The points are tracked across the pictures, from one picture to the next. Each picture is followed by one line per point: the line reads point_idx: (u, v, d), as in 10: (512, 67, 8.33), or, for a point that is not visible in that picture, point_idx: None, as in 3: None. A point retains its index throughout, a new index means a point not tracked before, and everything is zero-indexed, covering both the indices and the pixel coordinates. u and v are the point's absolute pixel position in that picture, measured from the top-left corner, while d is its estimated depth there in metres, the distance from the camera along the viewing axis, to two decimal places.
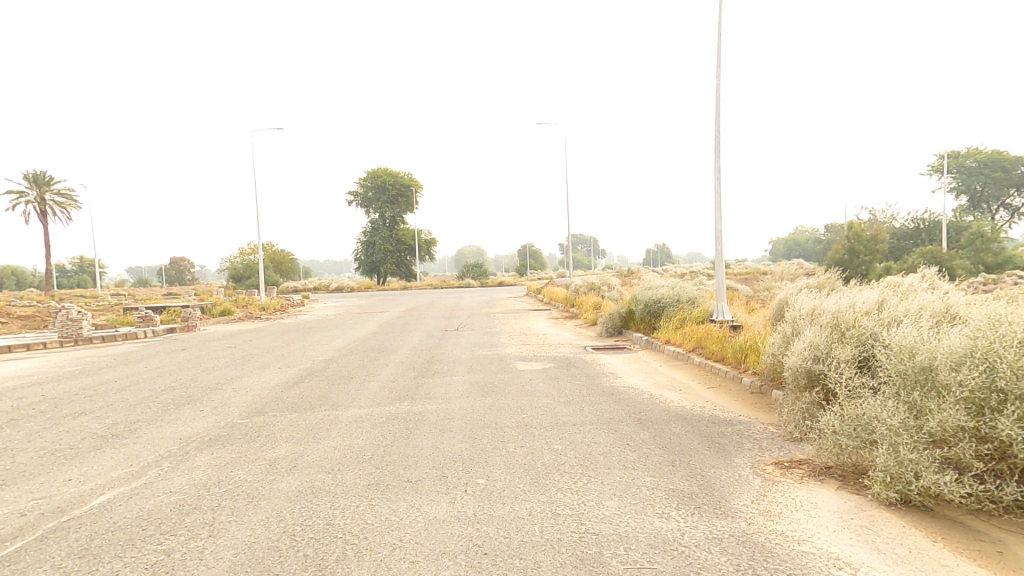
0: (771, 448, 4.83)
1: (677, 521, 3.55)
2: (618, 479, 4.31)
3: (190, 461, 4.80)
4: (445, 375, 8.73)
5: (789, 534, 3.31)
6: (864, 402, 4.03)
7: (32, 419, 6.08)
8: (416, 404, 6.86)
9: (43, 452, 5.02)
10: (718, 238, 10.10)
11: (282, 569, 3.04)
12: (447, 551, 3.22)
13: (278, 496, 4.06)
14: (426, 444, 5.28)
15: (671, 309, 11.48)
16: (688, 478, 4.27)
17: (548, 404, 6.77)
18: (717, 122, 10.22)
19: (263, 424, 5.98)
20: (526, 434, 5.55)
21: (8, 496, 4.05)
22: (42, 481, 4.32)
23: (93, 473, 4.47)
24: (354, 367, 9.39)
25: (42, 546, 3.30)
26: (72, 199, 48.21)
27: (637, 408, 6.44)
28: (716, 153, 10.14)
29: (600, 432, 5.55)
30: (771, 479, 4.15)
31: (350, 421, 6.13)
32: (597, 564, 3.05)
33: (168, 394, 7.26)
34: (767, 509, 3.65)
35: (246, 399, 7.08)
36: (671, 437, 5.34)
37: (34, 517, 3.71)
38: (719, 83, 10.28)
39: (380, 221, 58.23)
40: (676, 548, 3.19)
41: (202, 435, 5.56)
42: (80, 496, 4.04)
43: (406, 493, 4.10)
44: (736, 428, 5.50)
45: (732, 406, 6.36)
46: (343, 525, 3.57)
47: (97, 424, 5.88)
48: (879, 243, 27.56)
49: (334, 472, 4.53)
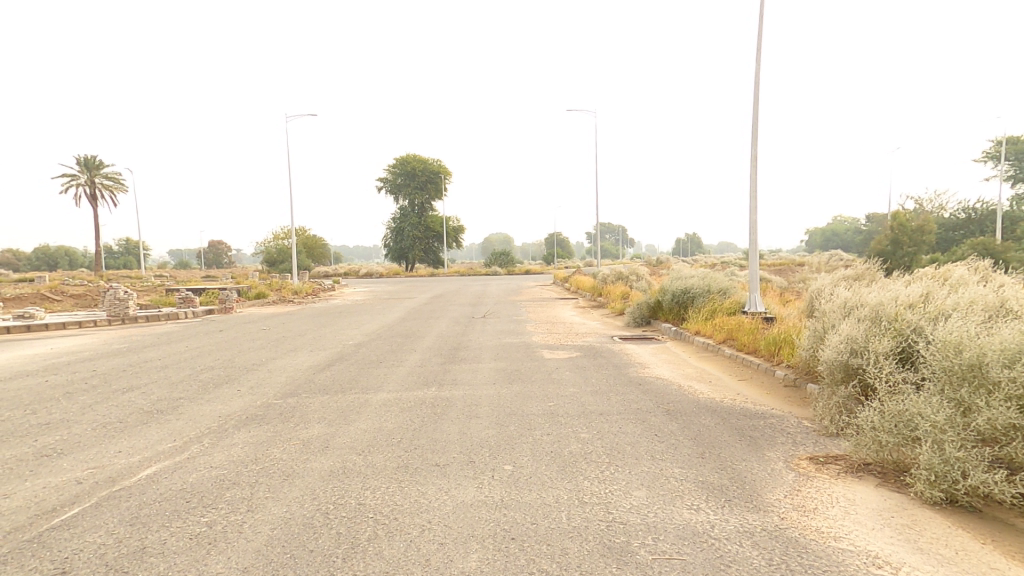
0: (806, 443, 4.73)
1: (707, 513, 3.51)
2: (646, 470, 4.27)
3: (229, 438, 4.98)
4: (471, 362, 8.78)
5: (825, 531, 3.24)
6: (906, 398, 3.91)
7: (85, 393, 6.39)
8: (444, 390, 6.96)
9: (95, 424, 5.27)
10: (753, 228, 9.82)
11: (317, 545, 3.13)
12: (475, 534, 3.28)
13: (313, 474, 4.19)
14: (454, 429, 5.34)
15: (700, 299, 11.33)
16: (718, 470, 4.22)
17: (575, 393, 6.76)
18: (754, 110, 9.89)
19: (296, 405, 6.16)
20: (552, 422, 5.58)
21: (65, 464, 4.28)
22: (96, 452, 4.54)
23: (141, 447, 4.67)
24: (382, 352, 9.53)
25: (97, 512, 3.49)
26: (120, 183, 49.80)
27: (665, 399, 6.37)
28: (753, 145, 9.82)
29: (627, 422, 5.52)
30: (806, 474, 4.07)
31: (380, 404, 6.27)
32: (625, 553, 3.05)
33: (208, 374, 7.53)
34: (802, 504, 3.59)
35: (281, 379, 7.33)
36: (700, 428, 5.28)
37: (90, 484, 3.91)
38: (759, 71, 9.93)
39: (411, 208, 58.85)
40: (705, 540, 3.17)
41: (239, 413, 5.77)
42: (130, 467, 4.24)
43: (434, 476, 4.18)
44: (769, 422, 5.39)
45: (764, 398, 6.25)
46: (374, 506, 3.66)
47: (144, 400, 6.16)
48: (926, 233, 26.43)
49: (365, 454, 4.64)
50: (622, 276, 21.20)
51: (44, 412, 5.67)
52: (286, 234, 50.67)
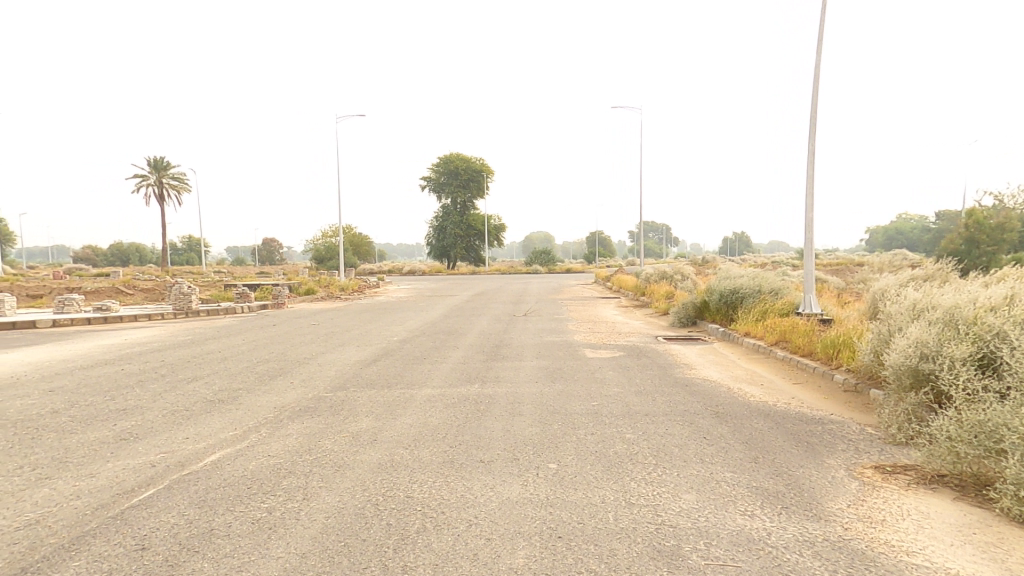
0: (870, 451, 4.49)
1: (763, 520, 3.38)
2: (695, 472, 4.16)
3: (284, 428, 5.16)
4: (513, 359, 8.80)
5: (896, 544, 3.06)
6: (989, 407, 3.65)
7: (154, 382, 6.77)
8: (486, 387, 6.99)
9: (165, 411, 5.57)
10: (809, 226, 9.42)
11: (369, 536, 3.19)
12: (522, 531, 3.27)
13: (363, 466, 4.28)
14: (497, 426, 5.36)
15: (750, 299, 10.96)
16: (773, 476, 4.06)
17: (618, 393, 6.67)
18: (813, 103, 9.47)
19: (345, 398, 6.33)
20: (595, 421, 5.51)
21: (140, 447, 4.54)
22: (167, 437, 4.79)
23: (205, 434, 4.90)
24: (426, 348, 9.68)
25: (169, 494, 3.67)
26: (184, 183, 52.46)
27: (714, 401, 6.20)
28: (811, 139, 9.41)
29: (674, 424, 5.39)
30: (872, 484, 3.87)
31: (424, 399, 6.35)
32: (676, 557, 2.97)
33: (263, 366, 7.84)
34: (868, 515, 3.41)
35: (331, 373, 7.55)
36: (752, 432, 5.10)
37: (162, 468, 4.13)
38: (819, 61, 9.51)
39: (454, 206, 59.58)
40: (762, 548, 3.05)
41: (293, 404, 5.98)
42: (197, 453, 4.45)
43: (479, 472, 4.20)
44: (827, 428, 5.15)
45: (821, 403, 5.99)
46: (422, 499, 3.70)
47: (207, 389, 6.47)
48: (1008, 231, 24.67)
49: (411, 448, 4.71)
50: (666, 276, 20.76)
51: (121, 398, 6.04)
52: (334, 232, 52.33)
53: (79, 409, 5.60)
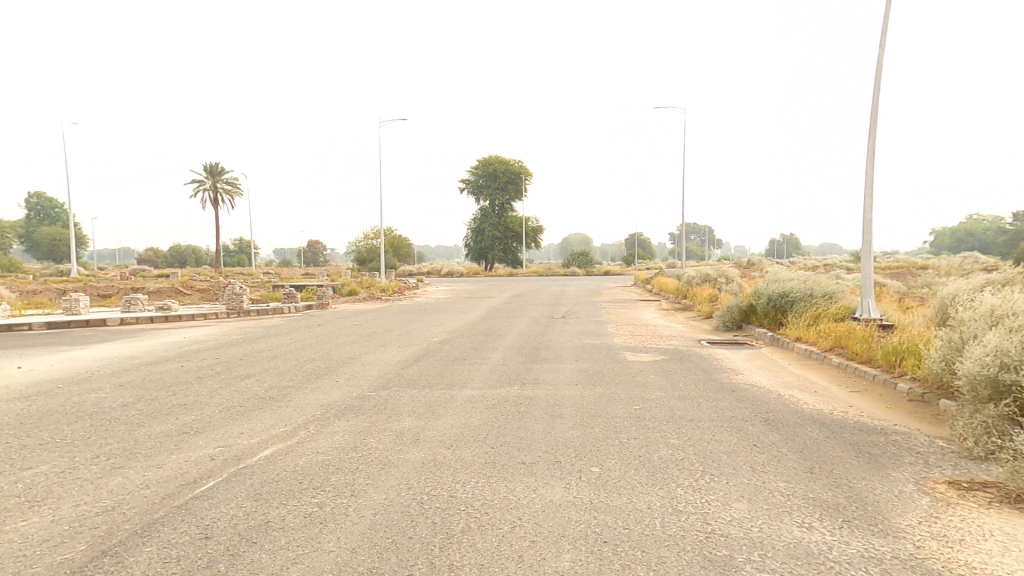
0: (941, 465, 4.19)
1: (822, 533, 3.19)
2: (745, 481, 3.98)
3: (331, 426, 5.24)
4: (553, 361, 8.72)
5: (979, 566, 2.83)
6: None
7: (210, 378, 7.03)
8: (527, 389, 6.94)
9: (221, 406, 5.76)
10: (868, 227, 8.97)
11: (414, 533, 3.18)
12: (565, 535, 3.19)
13: (407, 465, 4.30)
14: (538, 428, 5.29)
15: (801, 303, 10.52)
16: (830, 487, 3.84)
17: (662, 397, 6.50)
18: (874, 98, 9.03)
19: (387, 397, 6.40)
20: (639, 426, 5.37)
21: (200, 440, 4.70)
22: (223, 431, 4.95)
23: (258, 429, 5.04)
24: (466, 349, 9.72)
25: (227, 486, 3.78)
26: (237, 188, 54.71)
27: (765, 408, 5.95)
28: (871, 137, 8.97)
29: (721, 430, 5.19)
30: (946, 500, 3.60)
31: (465, 400, 6.35)
32: (729, 568, 2.83)
33: (309, 365, 8.02)
34: (943, 533, 3.17)
35: (374, 372, 7.66)
36: (807, 441, 4.86)
37: (219, 461, 4.26)
38: (881, 55, 9.07)
39: (491, 209, 59.95)
40: (823, 562, 2.88)
41: (339, 402, 6.08)
42: (251, 447, 4.57)
43: (521, 474, 4.14)
44: (892, 439, 4.85)
45: (883, 413, 5.65)
46: (465, 499, 3.67)
47: (259, 386, 6.67)
48: None
49: (453, 448, 4.70)
50: (708, 279, 20.22)
51: (181, 393, 6.29)
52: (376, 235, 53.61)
53: (144, 402, 5.87)
